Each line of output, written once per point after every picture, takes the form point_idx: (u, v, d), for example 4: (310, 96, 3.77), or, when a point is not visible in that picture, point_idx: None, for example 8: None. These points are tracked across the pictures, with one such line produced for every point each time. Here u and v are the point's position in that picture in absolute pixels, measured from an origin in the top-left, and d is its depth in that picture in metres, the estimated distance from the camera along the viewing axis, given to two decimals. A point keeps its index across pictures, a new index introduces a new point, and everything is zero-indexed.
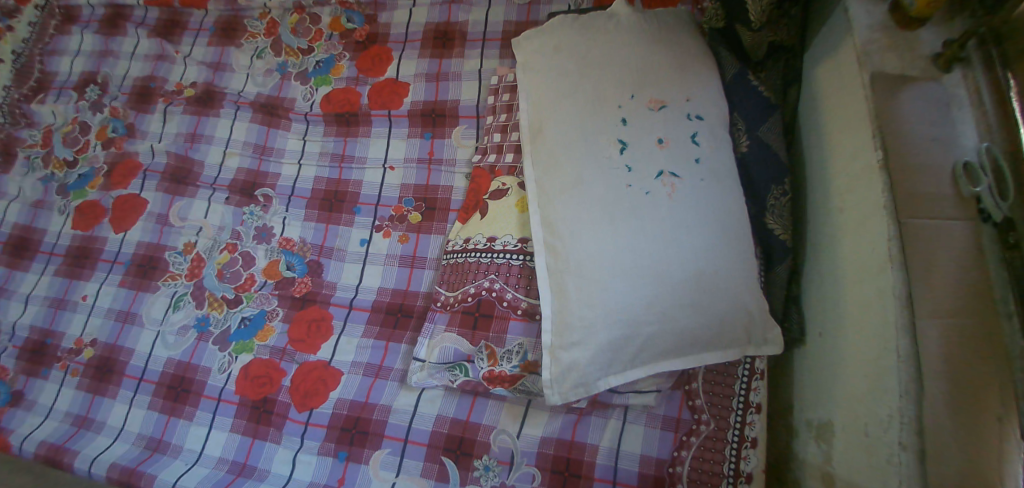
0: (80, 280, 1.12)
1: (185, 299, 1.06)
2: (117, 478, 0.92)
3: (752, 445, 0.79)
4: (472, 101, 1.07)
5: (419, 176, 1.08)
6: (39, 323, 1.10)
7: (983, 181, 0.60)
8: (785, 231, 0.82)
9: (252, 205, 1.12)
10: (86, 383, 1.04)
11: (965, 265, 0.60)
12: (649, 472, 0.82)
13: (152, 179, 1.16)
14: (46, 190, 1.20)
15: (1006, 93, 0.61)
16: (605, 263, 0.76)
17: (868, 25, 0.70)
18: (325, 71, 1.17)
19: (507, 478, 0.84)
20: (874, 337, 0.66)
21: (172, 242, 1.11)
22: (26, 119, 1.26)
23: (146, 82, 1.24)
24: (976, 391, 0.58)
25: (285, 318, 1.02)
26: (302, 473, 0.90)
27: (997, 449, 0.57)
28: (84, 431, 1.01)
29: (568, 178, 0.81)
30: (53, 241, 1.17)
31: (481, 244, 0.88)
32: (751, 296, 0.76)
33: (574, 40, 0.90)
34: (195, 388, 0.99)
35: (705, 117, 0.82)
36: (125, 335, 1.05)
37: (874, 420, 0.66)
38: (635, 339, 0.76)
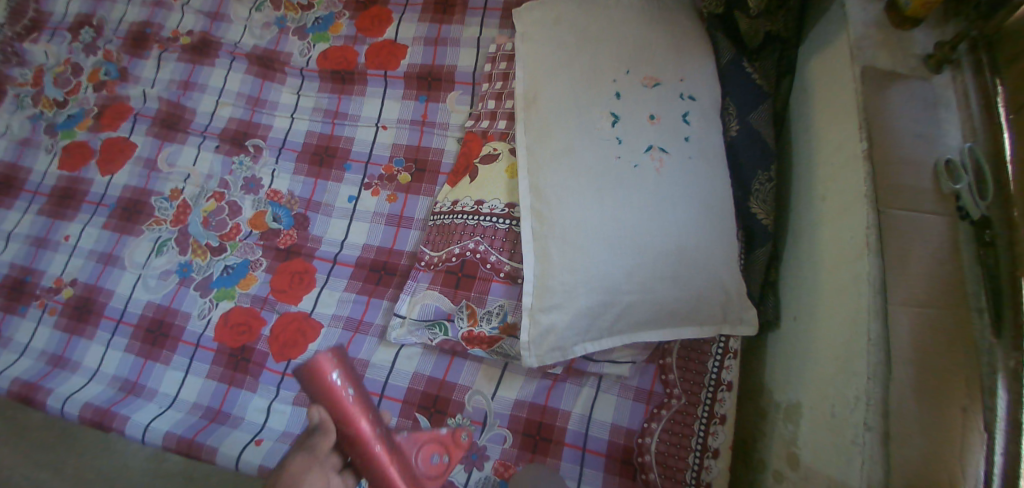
0: (64, 220, 1.11)
1: (169, 244, 1.06)
2: (91, 417, 0.93)
3: (720, 422, 0.80)
4: (468, 68, 1.08)
5: (411, 137, 1.08)
6: (20, 261, 1.09)
7: (964, 178, 0.61)
8: (768, 216, 0.83)
9: (242, 155, 1.11)
10: (64, 322, 1.03)
11: (939, 259, 0.62)
12: (619, 441, 0.84)
13: (143, 124, 1.16)
14: (35, 128, 1.19)
15: (994, 99, 0.62)
16: (589, 232, 0.77)
17: (863, 21, 0.72)
18: (323, 28, 1.17)
19: (479, 438, 0.86)
20: (846, 320, 0.68)
21: (159, 188, 1.10)
22: (18, 58, 1.24)
23: (142, 27, 1.23)
24: (943, 383, 0.59)
25: (268, 269, 1.02)
26: (276, 422, 0.91)
27: (958, 441, 0.57)
28: (60, 370, 1.00)
29: (559, 145, 0.82)
30: (39, 180, 1.16)
31: (469, 207, 0.89)
32: (730, 274, 0.78)
33: (573, 13, 0.90)
34: (174, 332, 0.99)
35: (698, 98, 0.83)
36: (105, 277, 1.05)
37: (841, 400, 0.67)
38: (614, 306, 0.77)
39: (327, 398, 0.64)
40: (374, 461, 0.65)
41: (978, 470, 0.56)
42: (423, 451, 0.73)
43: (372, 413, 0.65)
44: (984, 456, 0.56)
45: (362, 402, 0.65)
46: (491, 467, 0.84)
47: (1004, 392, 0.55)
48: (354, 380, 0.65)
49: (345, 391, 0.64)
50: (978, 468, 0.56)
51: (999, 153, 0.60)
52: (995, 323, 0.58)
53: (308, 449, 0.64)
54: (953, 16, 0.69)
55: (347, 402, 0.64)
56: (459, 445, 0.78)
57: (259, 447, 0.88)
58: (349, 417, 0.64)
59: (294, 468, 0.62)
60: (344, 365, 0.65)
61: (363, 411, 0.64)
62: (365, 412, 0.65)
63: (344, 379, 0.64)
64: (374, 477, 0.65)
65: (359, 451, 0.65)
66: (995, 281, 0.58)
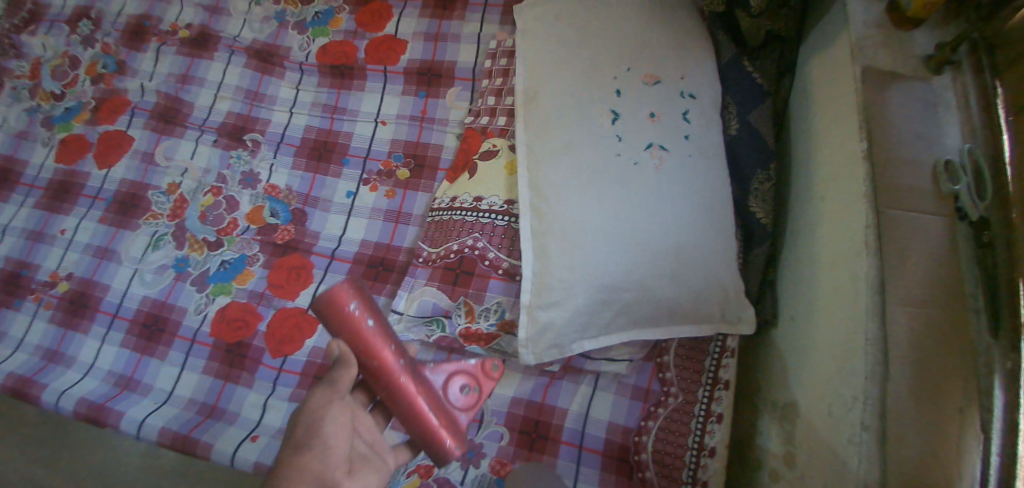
0: (61, 214, 1.10)
1: (166, 239, 1.05)
2: (85, 413, 0.92)
3: (717, 420, 0.80)
4: (468, 64, 1.08)
5: (410, 132, 1.08)
6: (16, 255, 1.09)
7: (963, 180, 0.60)
8: (767, 215, 0.83)
9: (240, 149, 1.11)
10: (60, 317, 1.03)
11: (938, 259, 0.61)
12: (615, 440, 0.83)
13: (141, 117, 1.15)
14: (31, 121, 1.18)
15: (994, 100, 0.60)
16: (588, 229, 0.77)
17: (864, 21, 0.71)
18: (323, 23, 1.16)
19: (476, 435, 0.87)
20: (844, 319, 0.68)
21: (156, 182, 1.10)
22: (15, 50, 1.24)
23: (141, 19, 1.22)
24: (940, 383, 0.58)
25: (266, 264, 1.01)
26: (272, 419, 0.90)
27: (955, 442, 0.57)
28: (54, 365, 1.00)
29: (559, 141, 0.82)
30: (35, 173, 1.15)
31: (467, 203, 0.89)
32: (729, 273, 0.77)
33: (574, 10, 0.90)
34: (170, 327, 0.99)
35: (698, 96, 0.83)
36: (101, 271, 1.05)
37: (839, 400, 0.67)
38: (612, 304, 0.77)
39: (347, 331, 0.60)
40: (402, 392, 0.62)
41: (973, 472, 0.55)
42: (451, 382, 0.68)
43: (395, 345, 0.62)
44: (980, 459, 0.55)
45: (384, 333, 0.61)
46: (488, 465, 0.85)
47: (1000, 394, 0.54)
48: (374, 310, 0.62)
49: (365, 322, 0.60)
50: (975, 468, 0.55)
51: (998, 153, 0.58)
52: (993, 327, 0.57)
53: (330, 383, 0.59)
54: (953, 17, 0.69)
55: (368, 333, 0.60)
56: (489, 376, 0.70)
57: (255, 443, 0.87)
58: (372, 348, 0.60)
59: (315, 405, 0.57)
60: (362, 297, 0.61)
61: (386, 341, 0.61)
62: (387, 344, 0.61)
63: (362, 310, 0.61)
64: (403, 409, 0.62)
65: (385, 384, 0.61)
66: (994, 283, 0.57)
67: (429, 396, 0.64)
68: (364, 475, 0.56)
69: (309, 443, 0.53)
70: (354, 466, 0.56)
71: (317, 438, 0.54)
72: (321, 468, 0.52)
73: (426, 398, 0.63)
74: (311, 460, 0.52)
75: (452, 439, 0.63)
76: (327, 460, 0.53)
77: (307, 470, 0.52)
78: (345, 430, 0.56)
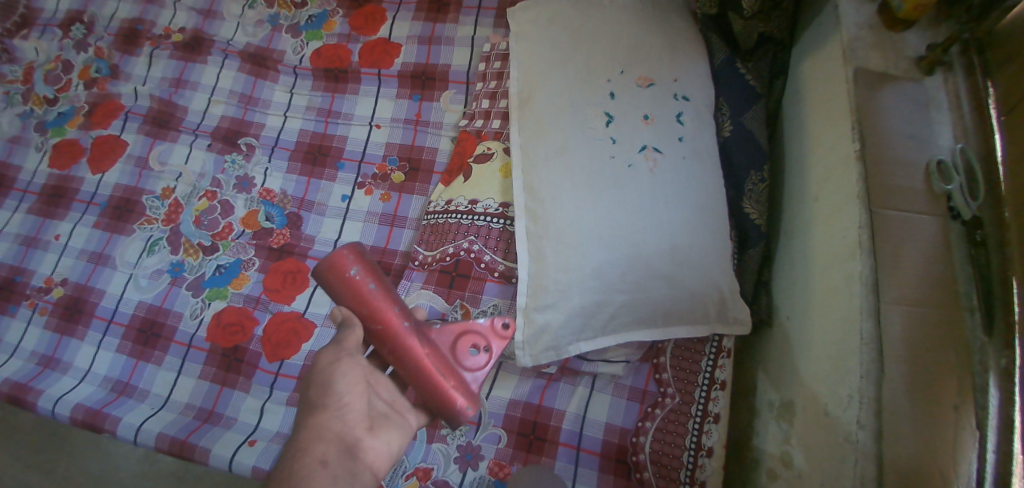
0: (54, 219, 1.10)
1: (160, 243, 1.05)
2: (82, 418, 0.92)
3: (714, 420, 0.80)
4: (462, 67, 1.08)
5: (405, 136, 1.08)
6: (10, 260, 1.08)
7: (955, 179, 0.61)
8: (761, 216, 0.83)
9: (234, 153, 1.11)
10: (55, 323, 1.03)
11: (931, 259, 0.62)
12: (613, 440, 0.84)
13: (135, 121, 1.15)
14: (24, 126, 1.18)
15: (985, 100, 0.62)
16: (583, 230, 0.77)
17: (856, 23, 0.72)
18: (316, 26, 1.16)
19: (473, 438, 0.87)
20: (837, 319, 0.68)
21: (150, 186, 1.10)
22: (7, 55, 1.23)
23: (134, 23, 1.22)
24: (935, 382, 0.59)
25: (261, 268, 1.01)
26: (270, 423, 0.91)
27: (950, 438, 0.57)
28: (50, 371, 0.99)
29: (553, 144, 0.82)
30: (29, 178, 1.15)
31: (463, 206, 0.89)
32: (724, 274, 0.78)
33: (568, 13, 0.90)
34: (166, 332, 0.99)
35: (692, 98, 0.83)
36: (96, 277, 1.04)
37: (834, 400, 0.67)
38: (608, 306, 0.77)
39: (351, 295, 0.63)
40: (406, 353, 0.62)
41: (970, 468, 0.56)
42: (460, 342, 0.65)
43: (398, 305, 0.64)
44: (977, 454, 0.56)
45: (386, 294, 0.63)
46: (486, 467, 0.85)
47: (995, 391, 0.55)
48: (375, 274, 0.64)
49: (366, 284, 0.63)
50: (971, 464, 0.56)
51: (991, 153, 0.59)
52: (987, 325, 0.58)
53: (336, 344, 0.62)
54: (945, 18, 0.69)
55: (370, 295, 0.63)
56: (500, 334, 0.66)
57: (253, 447, 0.87)
58: (374, 309, 0.63)
59: (324, 364, 0.61)
60: (363, 261, 0.64)
61: (388, 302, 0.63)
62: (389, 305, 0.63)
63: (363, 273, 0.63)
64: (409, 370, 0.62)
65: (390, 343, 0.63)
66: (987, 281, 0.58)
67: (434, 355, 0.63)
68: (387, 432, 0.61)
69: (325, 403, 0.58)
70: (376, 423, 0.61)
71: (332, 397, 0.58)
72: (340, 426, 0.57)
73: (431, 356, 0.62)
74: (329, 419, 0.57)
75: (461, 398, 0.62)
76: (344, 418, 0.58)
77: (327, 428, 0.56)
78: (359, 388, 0.60)
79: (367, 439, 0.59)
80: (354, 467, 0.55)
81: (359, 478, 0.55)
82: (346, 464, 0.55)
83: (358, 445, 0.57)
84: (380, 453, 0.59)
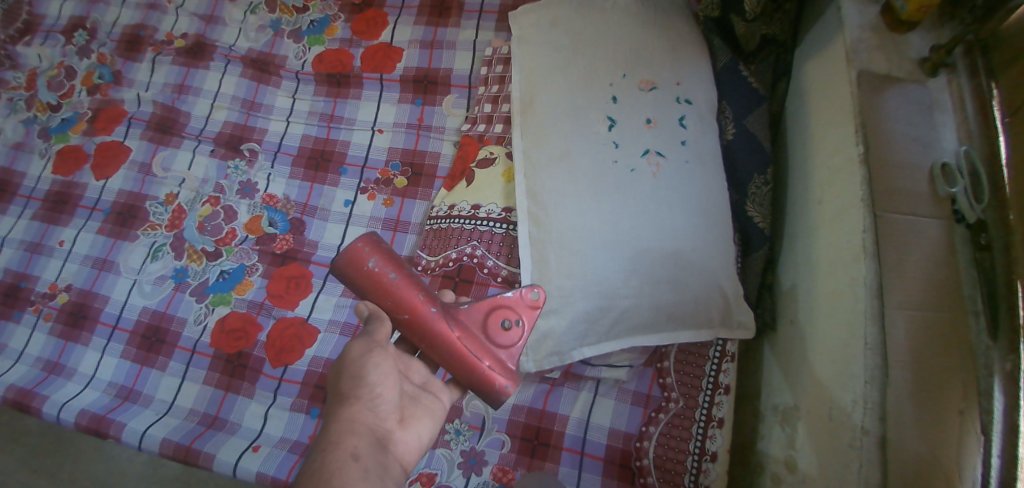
0: (58, 225, 1.10)
1: (164, 249, 1.05)
2: (87, 424, 0.92)
3: (718, 425, 0.80)
4: (464, 71, 1.08)
5: (407, 141, 1.08)
6: (14, 266, 1.09)
7: (960, 182, 0.60)
8: (764, 219, 0.83)
9: (237, 159, 1.11)
10: (59, 329, 1.03)
11: (935, 263, 0.61)
12: (617, 445, 0.84)
13: (138, 127, 1.15)
14: (28, 132, 1.18)
15: (989, 102, 0.62)
16: (586, 235, 0.77)
17: (859, 25, 0.72)
18: (318, 31, 1.17)
19: (477, 443, 0.87)
20: (841, 323, 0.68)
21: (154, 192, 1.10)
22: (11, 61, 1.24)
23: (136, 29, 1.22)
24: (939, 385, 0.59)
25: (264, 274, 1.01)
26: (274, 428, 0.91)
27: (955, 443, 0.57)
28: (55, 377, 1.00)
29: (556, 149, 0.82)
30: (33, 184, 1.15)
31: (466, 211, 0.89)
32: (728, 278, 0.77)
33: (570, 16, 0.90)
34: (170, 338, 0.99)
35: (695, 102, 0.83)
36: (100, 283, 1.05)
37: (838, 406, 0.67)
38: (611, 310, 0.77)
39: (373, 288, 0.62)
40: (438, 339, 0.62)
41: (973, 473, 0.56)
42: (491, 319, 0.63)
43: (421, 292, 0.63)
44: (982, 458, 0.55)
45: (407, 283, 0.62)
46: (489, 472, 0.85)
47: (1000, 395, 0.55)
48: (395, 264, 0.63)
49: (386, 275, 0.62)
50: (976, 468, 0.56)
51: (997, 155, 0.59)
52: (990, 329, 0.57)
53: (367, 335, 0.61)
54: (948, 19, 0.69)
55: (392, 286, 0.62)
56: (530, 306, 0.64)
57: (257, 453, 0.87)
58: (398, 300, 0.62)
59: (356, 354, 0.60)
60: (380, 252, 0.62)
61: (412, 290, 0.62)
62: (412, 293, 0.62)
63: (381, 265, 0.62)
64: (443, 355, 0.62)
65: (419, 331, 0.62)
66: (992, 285, 0.58)
67: (467, 338, 0.62)
68: (418, 422, 0.61)
69: (358, 395, 0.58)
70: (406, 412, 0.61)
71: (364, 388, 0.58)
72: (373, 419, 0.58)
73: (463, 339, 0.62)
74: (361, 411, 0.58)
75: (500, 377, 0.62)
76: (377, 409, 0.58)
77: (359, 421, 0.57)
78: (390, 379, 0.60)
79: (397, 431, 0.59)
80: (386, 460, 0.56)
81: (390, 471, 0.55)
82: (379, 457, 0.55)
83: (389, 437, 0.58)
84: (410, 443, 0.60)
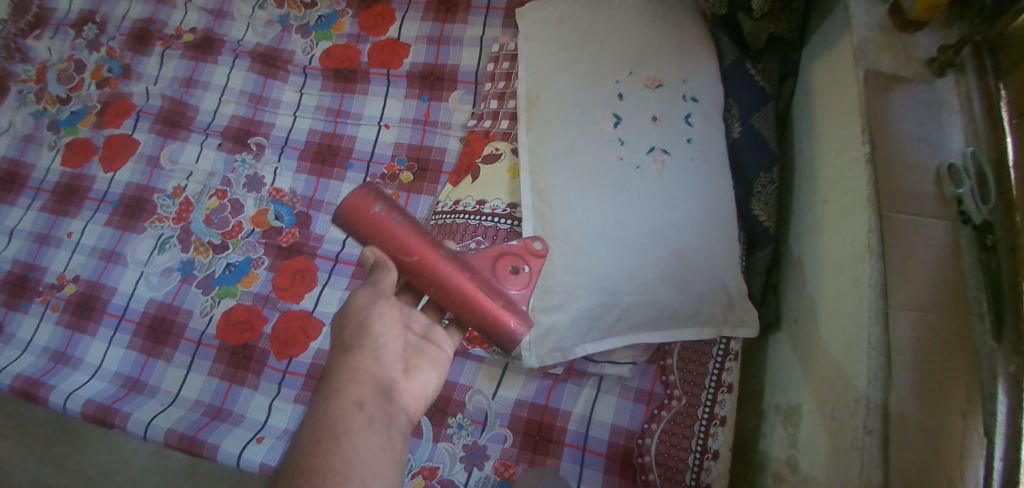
0: (66, 217, 1.11)
1: (171, 242, 1.06)
2: (93, 414, 0.93)
3: (720, 423, 0.80)
4: (471, 67, 1.08)
5: (413, 136, 1.08)
6: (23, 257, 1.10)
7: (966, 183, 0.61)
8: (769, 218, 0.83)
9: (245, 152, 1.11)
10: (67, 319, 1.04)
11: (942, 262, 0.61)
12: (619, 442, 0.84)
13: (146, 121, 1.16)
14: (38, 125, 1.20)
15: (997, 103, 0.61)
16: (590, 231, 0.78)
17: (866, 24, 0.71)
18: (326, 26, 1.17)
19: (479, 438, 0.87)
20: (846, 323, 0.68)
21: (161, 185, 1.11)
22: (21, 54, 1.25)
23: (145, 23, 1.23)
24: (942, 387, 0.59)
25: (270, 267, 1.02)
26: (278, 420, 0.92)
27: (958, 444, 0.57)
28: (61, 367, 1.01)
29: (561, 145, 0.82)
30: (42, 177, 1.16)
31: (470, 206, 0.89)
32: (732, 276, 0.78)
33: (577, 13, 0.90)
34: (176, 330, 1.00)
35: (701, 99, 0.83)
36: (107, 274, 1.05)
37: (842, 405, 0.67)
38: (615, 307, 0.77)
39: (379, 234, 0.60)
40: (449, 280, 0.60)
41: (977, 474, 0.55)
42: (499, 264, 0.64)
43: (429, 236, 0.61)
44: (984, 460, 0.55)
45: (415, 226, 0.61)
46: (491, 466, 0.86)
47: (1004, 398, 0.54)
48: (400, 210, 0.61)
49: (393, 220, 0.60)
50: (978, 470, 0.55)
51: (1002, 158, 0.58)
52: (995, 329, 0.57)
53: (372, 285, 0.61)
54: (958, 19, 0.68)
55: (399, 230, 0.60)
56: (535, 253, 0.65)
57: (261, 444, 0.88)
58: (407, 244, 0.60)
59: (360, 305, 0.60)
60: (383, 198, 0.61)
61: (420, 233, 0.61)
62: (420, 237, 0.61)
63: (387, 209, 0.60)
64: (455, 298, 0.61)
65: (430, 274, 0.61)
66: (995, 286, 0.57)
67: (478, 279, 0.61)
68: (421, 374, 0.61)
69: (361, 345, 0.57)
70: (410, 363, 0.61)
71: (368, 338, 0.58)
72: (376, 368, 0.57)
73: (475, 280, 0.61)
74: (365, 360, 0.57)
75: (514, 317, 0.61)
76: (381, 359, 0.58)
77: (363, 370, 0.56)
78: (395, 330, 0.60)
79: (402, 382, 0.58)
80: (392, 410, 0.55)
81: (396, 421, 0.54)
82: (384, 406, 0.54)
83: (393, 387, 0.57)
84: (416, 394, 0.59)
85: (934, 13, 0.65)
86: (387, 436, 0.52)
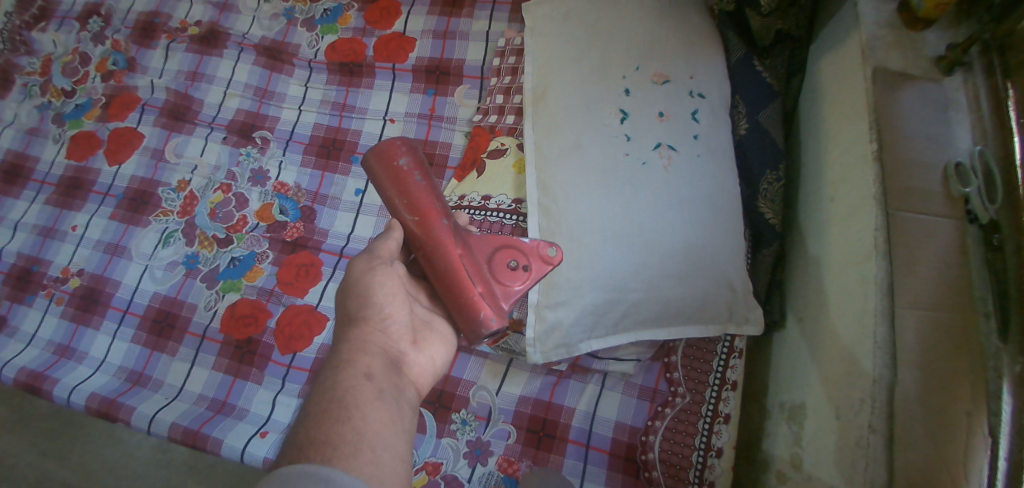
0: (71, 210, 1.11)
1: (175, 235, 1.06)
2: (97, 407, 0.93)
3: (724, 421, 0.80)
4: (477, 62, 1.08)
5: (419, 130, 1.08)
6: (27, 250, 1.10)
7: (973, 182, 0.59)
8: (775, 216, 0.83)
9: (250, 146, 1.11)
10: (71, 312, 1.04)
11: (948, 262, 0.61)
12: (623, 439, 0.84)
13: (151, 114, 1.16)
14: (42, 118, 1.20)
15: (1005, 100, 0.59)
16: (595, 228, 0.78)
17: (875, 21, 0.70)
18: (331, 20, 1.17)
19: (483, 434, 0.87)
20: (852, 321, 0.68)
21: (166, 179, 1.11)
22: (26, 47, 1.25)
23: (151, 16, 1.23)
24: (948, 387, 0.58)
25: (274, 261, 1.02)
26: (282, 414, 0.92)
27: (963, 444, 0.57)
28: (66, 360, 1.01)
29: (567, 141, 0.82)
30: (47, 169, 1.16)
31: (476, 201, 0.89)
32: (737, 274, 0.77)
33: (584, 8, 0.89)
34: (180, 324, 1.00)
35: (708, 96, 0.82)
36: (112, 267, 1.05)
37: (847, 403, 0.66)
38: (620, 304, 0.77)
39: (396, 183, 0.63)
40: (439, 250, 0.61)
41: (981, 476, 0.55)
42: (499, 255, 0.61)
43: (440, 203, 0.63)
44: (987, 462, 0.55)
45: (431, 189, 0.63)
46: (495, 462, 0.86)
47: (1009, 397, 0.53)
48: (423, 169, 0.63)
49: (412, 176, 0.62)
50: (982, 475, 0.55)
51: (1009, 157, 0.57)
52: (999, 330, 0.56)
53: (369, 253, 0.63)
54: (966, 16, 0.67)
55: (415, 186, 0.62)
56: (546, 261, 0.61)
57: (264, 439, 0.89)
58: (416, 202, 0.62)
59: (359, 274, 0.62)
60: (413, 154, 0.63)
61: (432, 197, 0.62)
62: (432, 200, 0.62)
63: (412, 164, 0.63)
64: (439, 269, 0.61)
65: (425, 238, 0.62)
66: (1002, 287, 0.57)
67: (468, 259, 0.61)
68: (431, 346, 0.64)
69: (367, 316, 0.60)
70: (419, 334, 0.63)
71: (373, 309, 0.61)
72: (384, 339, 0.60)
73: (463, 258, 0.61)
74: (372, 332, 0.60)
75: (489, 308, 0.60)
76: (388, 331, 0.61)
77: (371, 342, 0.59)
78: (399, 299, 0.62)
79: (411, 353, 0.61)
80: (400, 381, 0.58)
81: (405, 393, 0.57)
82: (392, 379, 0.57)
83: (401, 359, 0.60)
84: (423, 367, 0.62)
85: (942, 11, 0.64)
86: (396, 408, 0.55)
